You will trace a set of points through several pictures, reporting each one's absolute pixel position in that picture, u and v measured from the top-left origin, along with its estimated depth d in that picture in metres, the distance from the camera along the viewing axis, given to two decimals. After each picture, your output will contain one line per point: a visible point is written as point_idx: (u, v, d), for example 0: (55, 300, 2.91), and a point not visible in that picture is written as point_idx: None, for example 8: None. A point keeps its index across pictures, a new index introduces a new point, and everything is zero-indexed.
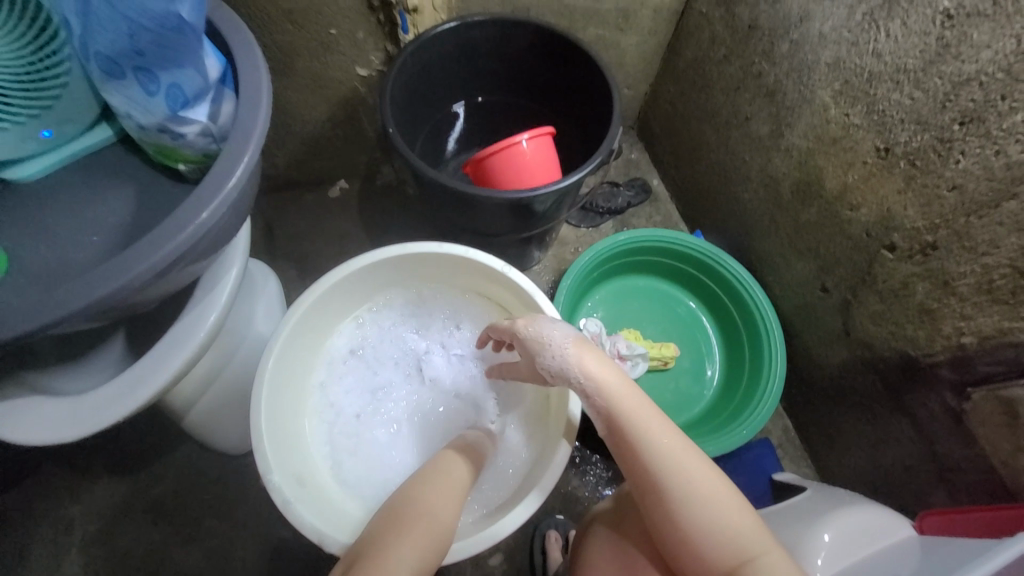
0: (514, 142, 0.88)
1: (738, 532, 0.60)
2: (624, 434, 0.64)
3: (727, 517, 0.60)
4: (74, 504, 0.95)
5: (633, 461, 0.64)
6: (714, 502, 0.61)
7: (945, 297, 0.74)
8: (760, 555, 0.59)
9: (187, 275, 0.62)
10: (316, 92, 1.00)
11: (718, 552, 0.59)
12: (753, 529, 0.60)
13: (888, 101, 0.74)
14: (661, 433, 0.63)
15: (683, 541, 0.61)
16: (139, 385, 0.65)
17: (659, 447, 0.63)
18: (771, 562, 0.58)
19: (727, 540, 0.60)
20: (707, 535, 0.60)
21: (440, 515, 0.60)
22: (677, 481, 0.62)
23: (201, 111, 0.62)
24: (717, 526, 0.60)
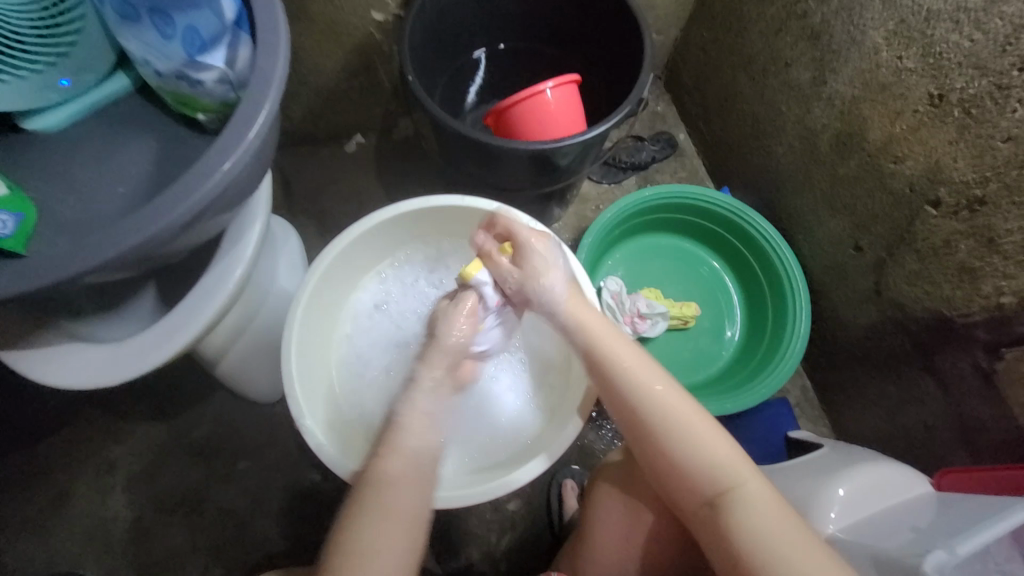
0: (538, 91, 0.84)
1: (717, 463, 0.61)
2: (600, 369, 0.67)
3: (703, 450, 0.62)
4: (118, 446, 1.02)
5: (613, 396, 0.66)
6: (691, 434, 0.62)
7: (988, 255, 0.71)
8: (739, 485, 0.60)
9: (213, 227, 0.62)
10: (330, 37, 0.96)
11: (699, 483, 0.61)
12: (734, 463, 0.61)
13: (946, 43, 0.68)
14: (639, 372, 0.65)
15: (664, 472, 0.63)
16: (172, 335, 0.67)
17: (637, 382, 0.65)
18: (751, 490, 0.59)
19: (706, 472, 0.61)
20: (687, 465, 0.62)
21: (398, 496, 0.59)
22: (657, 410, 0.63)
23: (219, 56, 0.59)
24: (699, 459, 0.61)
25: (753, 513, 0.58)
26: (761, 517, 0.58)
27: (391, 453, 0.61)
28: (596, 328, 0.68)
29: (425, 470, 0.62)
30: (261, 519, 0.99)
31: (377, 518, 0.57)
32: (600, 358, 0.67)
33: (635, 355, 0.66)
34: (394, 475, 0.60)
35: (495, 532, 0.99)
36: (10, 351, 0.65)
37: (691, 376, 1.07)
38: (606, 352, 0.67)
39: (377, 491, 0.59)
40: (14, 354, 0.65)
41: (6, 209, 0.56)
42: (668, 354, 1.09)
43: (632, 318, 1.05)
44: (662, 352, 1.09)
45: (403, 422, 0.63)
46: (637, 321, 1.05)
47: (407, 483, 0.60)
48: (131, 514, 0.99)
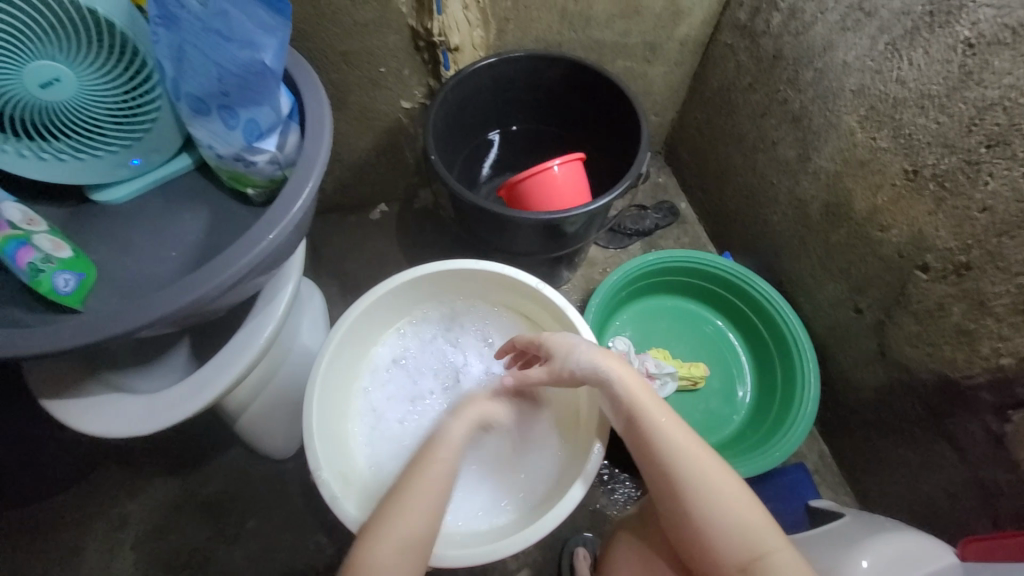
0: (547, 167, 0.94)
1: (750, 526, 0.63)
2: (639, 429, 0.68)
3: (735, 516, 0.63)
4: (131, 502, 1.02)
5: (650, 457, 0.67)
6: (723, 499, 0.64)
7: (981, 318, 0.74)
8: (770, 551, 0.62)
9: (251, 288, 0.69)
10: (363, 122, 1.09)
11: (731, 549, 0.62)
12: (766, 529, 0.63)
13: (915, 125, 0.76)
14: (676, 434, 0.67)
15: (695, 536, 0.64)
16: (201, 388, 0.71)
17: (677, 446, 0.66)
18: (783, 559, 0.62)
19: (738, 537, 0.63)
20: (718, 530, 0.63)
21: (403, 530, 0.62)
22: (698, 473, 0.65)
23: (272, 142, 0.69)
24: (734, 525, 0.63)
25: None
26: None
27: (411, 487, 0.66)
28: (627, 388, 0.69)
29: (426, 505, 0.64)
30: None
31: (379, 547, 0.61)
32: (636, 415, 0.68)
33: (670, 418, 0.68)
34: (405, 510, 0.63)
35: None
36: (52, 400, 0.69)
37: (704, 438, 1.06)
38: (646, 411, 0.68)
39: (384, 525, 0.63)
40: (55, 402, 0.69)
41: (71, 269, 0.64)
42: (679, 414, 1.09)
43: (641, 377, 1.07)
44: None
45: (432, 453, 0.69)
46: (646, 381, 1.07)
47: (414, 508, 0.64)
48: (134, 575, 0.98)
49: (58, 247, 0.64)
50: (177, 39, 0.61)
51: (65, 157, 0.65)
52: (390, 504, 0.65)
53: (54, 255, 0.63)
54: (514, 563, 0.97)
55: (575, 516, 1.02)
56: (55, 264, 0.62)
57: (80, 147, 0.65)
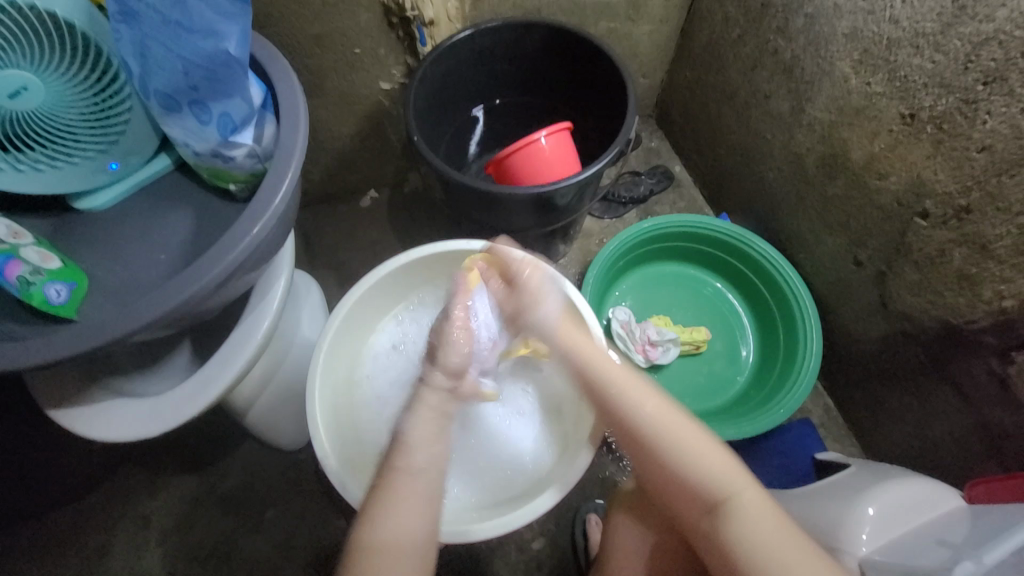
0: (533, 140, 0.91)
1: (712, 470, 0.62)
2: (595, 385, 0.71)
3: (698, 460, 0.63)
4: (152, 501, 1.05)
5: (609, 408, 0.69)
6: (682, 446, 0.64)
7: (983, 261, 0.72)
8: (734, 494, 0.60)
9: (243, 285, 0.68)
10: (343, 107, 1.06)
11: (695, 494, 0.62)
12: (728, 472, 0.61)
13: (910, 66, 0.73)
14: (628, 381, 0.69)
15: (666, 484, 0.64)
16: (205, 388, 0.72)
17: (627, 392, 0.68)
18: (747, 501, 0.59)
19: (701, 481, 0.62)
20: (683, 476, 0.63)
21: (405, 524, 0.60)
22: (656, 424, 0.65)
23: (248, 135, 0.67)
24: (693, 466, 0.62)
25: (748, 521, 0.58)
26: (758, 526, 0.58)
27: (399, 480, 0.62)
28: (580, 344, 0.73)
29: (423, 494, 0.62)
30: (290, 569, 1.00)
31: (383, 531, 0.59)
32: (588, 371, 0.72)
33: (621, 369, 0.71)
34: (402, 501, 0.61)
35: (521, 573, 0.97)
36: (60, 411, 0.70)
37: (708, 401, 1.07)
38: (589, 359, 0.72)
39: (387, 510, 0.60)
40: (63, 412, 0.70)
41: (61, 280, 0.63)
42: (683, 379, 1.09)
43: (644, 346, 1.07)
44: (676, 378, 1.10)
45: (404, 442, 0.65)
46: (649, 349, 1.07)
47: (410, 508, 0.61)
48: (163, 569, 1.01)
49: (46, 259, 0.63)
50: (137, 34, 0.58)
51: (42, 167, 0.63)
52: (378, 500, 0.61)
53: (43, 267, 0.62)
54: (529, 534, 1.00)
55: (585, 485, 1.04)
56: (44, 275, 0.62)
57: (55, 155, 0.63)
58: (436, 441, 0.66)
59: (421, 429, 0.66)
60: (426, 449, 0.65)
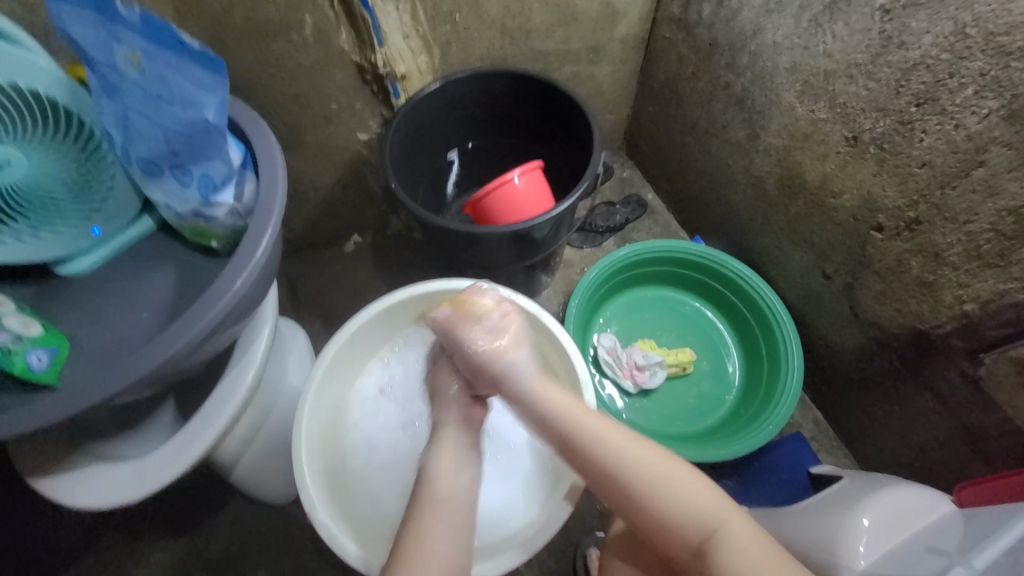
0: (507, 179, 0.95)
1: (698, 505, 0.64)
2: (569, 443, 0.68)
3: (685, 498, 0.64)
4: (137, 570, 1.01)
5: (589, 465, 0.67)
6: (668, 485, 0.65)
7: (939, 269, 0.76)
8: (720, 526, 0.63)
9: (227, 338, 0.69)
10: (323, 159, 1.10)
11: (685, 531, 0.63)
12: (713, 504, 0.64)
13: (847, 94, 0.79)
14: (601, 431, 0.68)
15: (654, 531, 0.65)
16: (189, 445, 0.71)
17: (606, 445, 0.67)
18: (735, 530, 0.62)
19: (688, 518, 0.63)
20: (671, 515, 0.64)
21: (442, 544, 0.63)
22: (639, 467, 0.65)
23: (229, 193, 0.70)
24: (681, 508, 0.64)
25: (739, 551, 0.61)
26: (749, 555, 0.61)
27: (429, 508, 0.65)
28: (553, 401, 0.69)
29: (454, 524, 0.65)
30: None
31: (431, 549, 0.62)
32: (559, 429, 0.68)
33: (590, 417, 0.69)
34: (433, 531, 0.63)
35: None
36: (40, 478, 0.69)
37: (698, 422, 1.08)
38: (564, 416, 0.68)
39: (421, 537, 0.63)
40: (42, 480, 0.69)
41: (42, 346, 0.63)
42: (674, 401, 1.10)
43: (631, 370, 1.09)
44: (665, 401, 1.10)
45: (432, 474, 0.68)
46: (636, 373, 1.09)
47: (440, 538, 0.63)
48: None
49: (27, 325, 0.63)
50: (119, 106, 0.62)
51: (26, 236, 0.65)
52: (412, 531, 0.64)
53: (25, 334, 0.62)
54: (530, 573, 0.97)
55: (584, 517, 1.02)
56: (26, 342, 0.62)
57: (38, 224, 0.65)
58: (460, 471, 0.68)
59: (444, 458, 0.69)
60: (448, 477, 0.67)
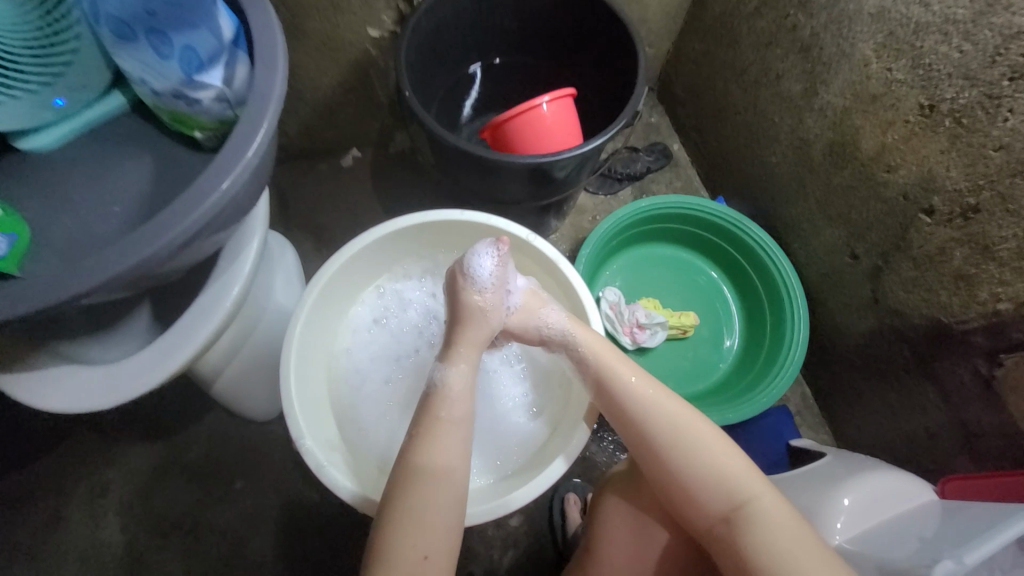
0: (535, 105, 0.85)
1: (731, 476, 0.64)
2: (612, 394, 0.69)
3: (720, 468, 0.64)
4: (111, 468, 1.00)
5: (628, 419, 0.68)
6: (707, 456, 0.65)
7: (983, 262, 0.71)
8: (752, 500, 0.62)
9: (209, 246, 0.61)
10: (325, 53, 0.96)
11: (714, 497, 0.64)
12: (746, 478, 0.64)
13: (935, 54, 0.70)
14: (649, 392, 0.68)
15: (682, 494, 0.65)
16: (167, 355, 0.65)
17: (653, 402, 0.68)
18: (766, 504, 0.62)
19: (720, 487, 0.64)
20: (701, 481, 0.64)
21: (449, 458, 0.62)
22: (681, 432, 0.66)
23: (216, 74, 0.59)
24: (713, 475, 0.64)
25: (771, 525, 0.60)
26: (779, 529, 0.60)
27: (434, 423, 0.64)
28: (600, 350, 0.70)
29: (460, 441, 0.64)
30: (258, 540, 0.96)
31: (437, 459, 0.62)
32: (604, 378, 0.69)
33: (641, 378, 0.69)
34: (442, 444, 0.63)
35: (497, 548, 0.97)
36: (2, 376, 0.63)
37: (691, 386, 1.07)
38: (611, 369, 0.69)
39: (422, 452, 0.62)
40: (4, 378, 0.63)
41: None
42: (668, 363, 1.09)
43: (631, 328, 1.06)
44: (662, 361, 1.09)
45: (446, 393, 0.66)
46: (636, 331, 1.06)
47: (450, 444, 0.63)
48: (124, 538, 0.96)
49: None
50: None
51: None
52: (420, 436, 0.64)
53: None
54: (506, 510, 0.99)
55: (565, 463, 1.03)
56: None
57: None
58: (471, 397, 0.67)
59: (461, 382, 0.67)
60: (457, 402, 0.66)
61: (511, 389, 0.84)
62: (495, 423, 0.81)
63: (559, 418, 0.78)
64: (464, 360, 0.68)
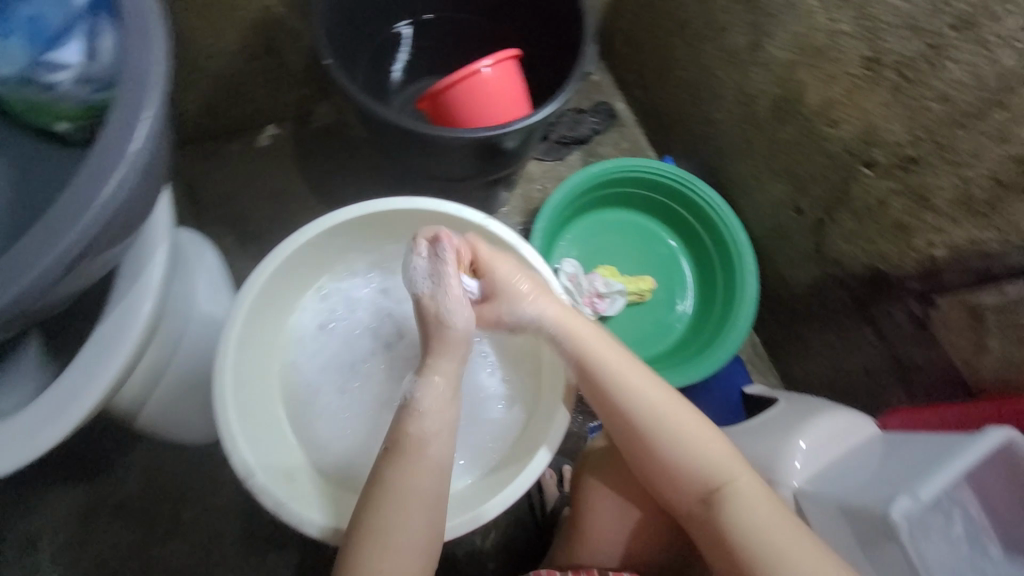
0: (476, 70, 0.77)
1: (711, 457, 0.64)
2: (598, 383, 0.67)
3: (702, 453, 0.64)
4: (30, 517, 0.87)
5: (612, 409, 0.67)
6: (689, 440, 0.65)
7: (920, 212, 0.75)
8: (732, 482, 0.63)
9: (101, 264, 0.50)
10: (218, 13, 0.80)
11: (696, 481, 0.64)
12: (727, 461, 0.64)
13: (879, 5, 0.69)
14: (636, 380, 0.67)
15: (665, 478, 0.66)
16: (70, 399, 0.54)
17: (637, 390, 0.67)
18: (743, 485, 0.63)
19: (701, 470, 0.64)
20: (683, 466, 0.64)
21: (424, 472, 0.58)
22: (660, 416, 0.66)
23: (72, 48, 0.48)
24: (694, 459, 0.64)
25: (749, 506, 0.61)
26: (756, 507, 0.61)
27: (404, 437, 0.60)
28: (585, 338, 0.68)
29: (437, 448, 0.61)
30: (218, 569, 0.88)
31: (413, 477, 0.58)
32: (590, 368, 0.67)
33: (629, 367, 0.68)
34: (423, 455, 0.60)
35: (478, 533, 0.97)
36: None
37: (650, 349, 1.08)
38: (598, 359, 0.67)
39: (395, 467, 0.59)
40: None
41: None
42: (627, 328, 1.09)
43: (592, 298, 1.04)
44: (621, 327, 1.09)
45: (418, 404, 0.62)
46: (597, 301, 1.04)
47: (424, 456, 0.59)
48: None
49: None
50: None
51: None
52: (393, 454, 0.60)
53: None
54: None
55: None
56: None
57: None
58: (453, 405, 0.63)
59: (434, 390, 0.63)
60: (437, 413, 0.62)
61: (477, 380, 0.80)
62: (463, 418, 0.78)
63: (534, 412, 0.76)
64: (436, 371, 0.63)
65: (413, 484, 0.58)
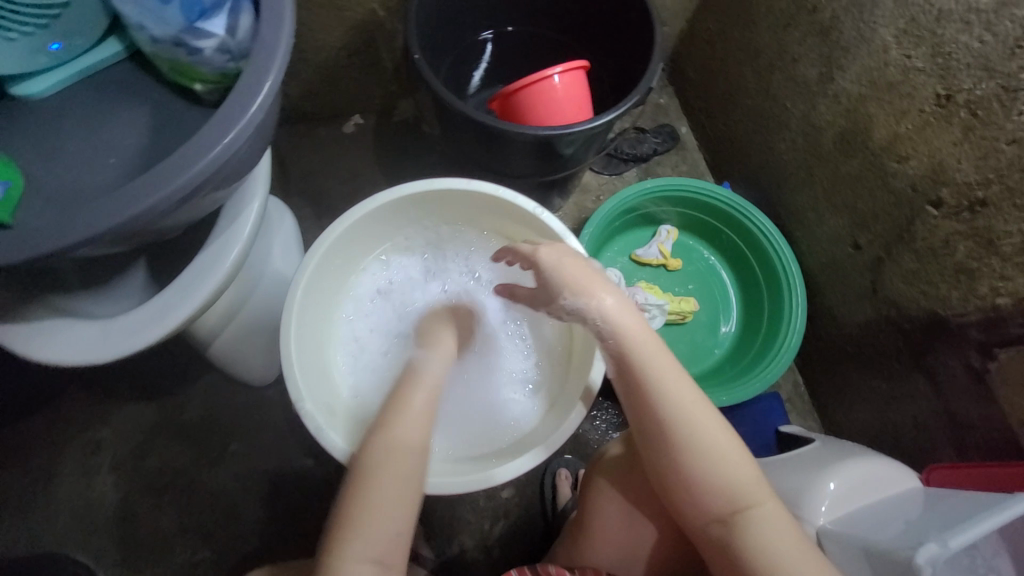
0: (546, 76, 0.83)
1: (733, 481, 0.61)
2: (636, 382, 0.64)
3: (728, 471, 0.62)
4: (105, 427, 1.00)
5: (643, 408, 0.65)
6: (716, 457, 0.62)
7: (985, 256, 0.72)
8: (755, 505, 0.60)
9: (208, 203, 0.59)
10: (329, 11, 0.93)
11: (716, 499, 0.61)
12: (751, 483, 0.61)
13: (955, 44, 0.69)
14: (673, 387, 0.64)
15: (684, 492, 0.63)
16: (164, 314, 0.64)
17: (669, 394, 0.63)
18: (766, 511, 0.60)
19: (723, 488, 0.61)
20: (705, 483, 0.62)
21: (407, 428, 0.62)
22: (687, 441, 0.62)
23: (219, 23, 0.57)
24: (721, 477, 0.61)
25: (767, 532, 0.59)
26: (773, 534, 0.58)
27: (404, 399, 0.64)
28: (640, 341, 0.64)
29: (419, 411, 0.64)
30: (252, 503, 0.97)
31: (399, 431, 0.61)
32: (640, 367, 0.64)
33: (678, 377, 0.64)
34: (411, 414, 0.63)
35: (487, 519, 0.99)
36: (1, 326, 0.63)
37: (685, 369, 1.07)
38: (653, 361, 0.64)
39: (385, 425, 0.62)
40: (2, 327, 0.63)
41: None
42: None
43: None
44: None
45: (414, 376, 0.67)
46: None
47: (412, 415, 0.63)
48: (117, 496, 0.97)
49: None
50: None
51: None
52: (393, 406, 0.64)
53: None
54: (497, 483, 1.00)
55: None
56: None
57: None
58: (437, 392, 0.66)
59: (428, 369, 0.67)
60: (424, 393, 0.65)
61: (515, 360, 0.84)
62: (494, 394, 0.82)
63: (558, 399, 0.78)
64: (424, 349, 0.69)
65: (394, 450, 0.60)
